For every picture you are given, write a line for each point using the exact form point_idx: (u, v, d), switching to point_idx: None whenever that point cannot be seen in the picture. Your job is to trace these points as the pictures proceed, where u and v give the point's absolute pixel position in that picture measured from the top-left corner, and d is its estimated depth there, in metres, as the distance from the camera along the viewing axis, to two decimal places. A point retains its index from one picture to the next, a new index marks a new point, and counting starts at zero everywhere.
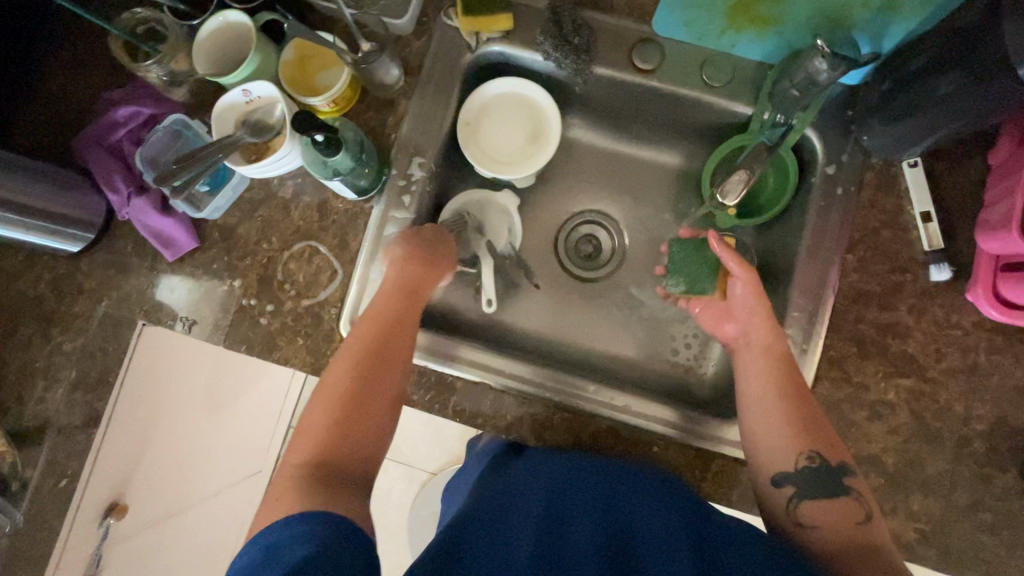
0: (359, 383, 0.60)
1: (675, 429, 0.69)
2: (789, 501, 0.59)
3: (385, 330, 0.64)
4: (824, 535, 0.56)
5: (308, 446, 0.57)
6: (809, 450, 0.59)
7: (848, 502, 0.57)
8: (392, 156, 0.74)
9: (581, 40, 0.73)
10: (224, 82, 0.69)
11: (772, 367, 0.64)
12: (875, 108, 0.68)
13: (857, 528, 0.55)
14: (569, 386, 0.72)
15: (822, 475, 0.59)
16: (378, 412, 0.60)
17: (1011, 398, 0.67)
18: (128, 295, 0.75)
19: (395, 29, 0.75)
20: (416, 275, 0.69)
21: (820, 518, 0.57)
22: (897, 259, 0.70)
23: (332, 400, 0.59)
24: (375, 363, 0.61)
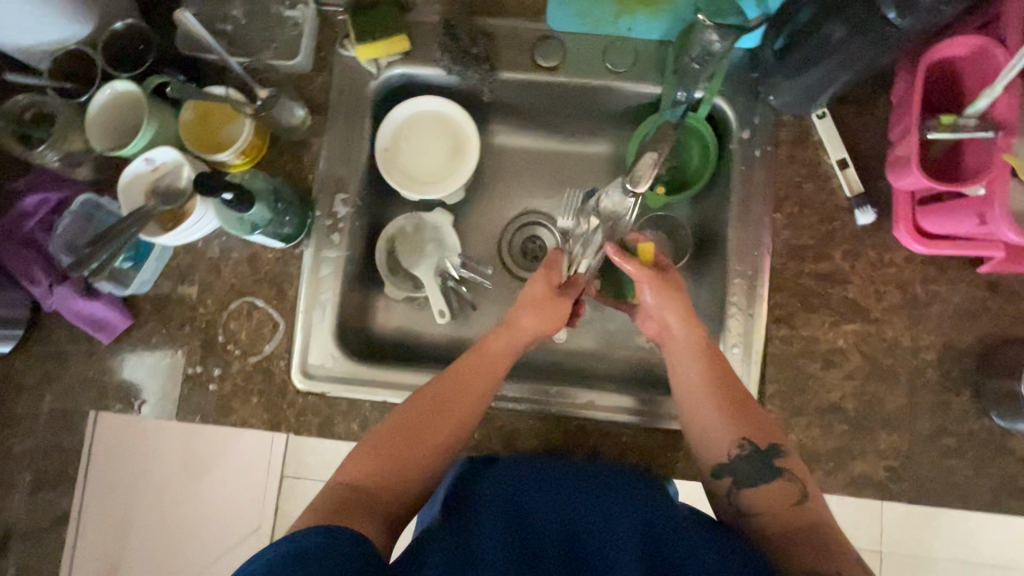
0: (417, 418, 0.61)
1: (636, 416, 0.70)
2: (730, 492, 0.59)
3: (476, 373, 0.64)
4: (767, 522, 0.56)
5: (359, 467, 0.58)
6: (740, 438, 0.60)
7: (782, 483, 0.57)
8: (314, 197, 0.74)
9: (479, 49, 0.73)
10: (124, 154, 0.67)
11: (699, 354, 0.64)
12: (775, 68, 0.69)
13: (794, 511, 0.55)
14: (562, 398, 0.72)
15: (756, 460, 0.59)
16: (431, 448, 0.60)
17: (953, 323, 0.69)
18: (71, 385, 0.73)
19: (294, 71, 0.74)
20: (560, 313, 0.68)
21: (761, 502, 0.57)
22: (823, 209, 0.71)
23: (381, 434, 0.60)
24: (447, 405, 0.62)
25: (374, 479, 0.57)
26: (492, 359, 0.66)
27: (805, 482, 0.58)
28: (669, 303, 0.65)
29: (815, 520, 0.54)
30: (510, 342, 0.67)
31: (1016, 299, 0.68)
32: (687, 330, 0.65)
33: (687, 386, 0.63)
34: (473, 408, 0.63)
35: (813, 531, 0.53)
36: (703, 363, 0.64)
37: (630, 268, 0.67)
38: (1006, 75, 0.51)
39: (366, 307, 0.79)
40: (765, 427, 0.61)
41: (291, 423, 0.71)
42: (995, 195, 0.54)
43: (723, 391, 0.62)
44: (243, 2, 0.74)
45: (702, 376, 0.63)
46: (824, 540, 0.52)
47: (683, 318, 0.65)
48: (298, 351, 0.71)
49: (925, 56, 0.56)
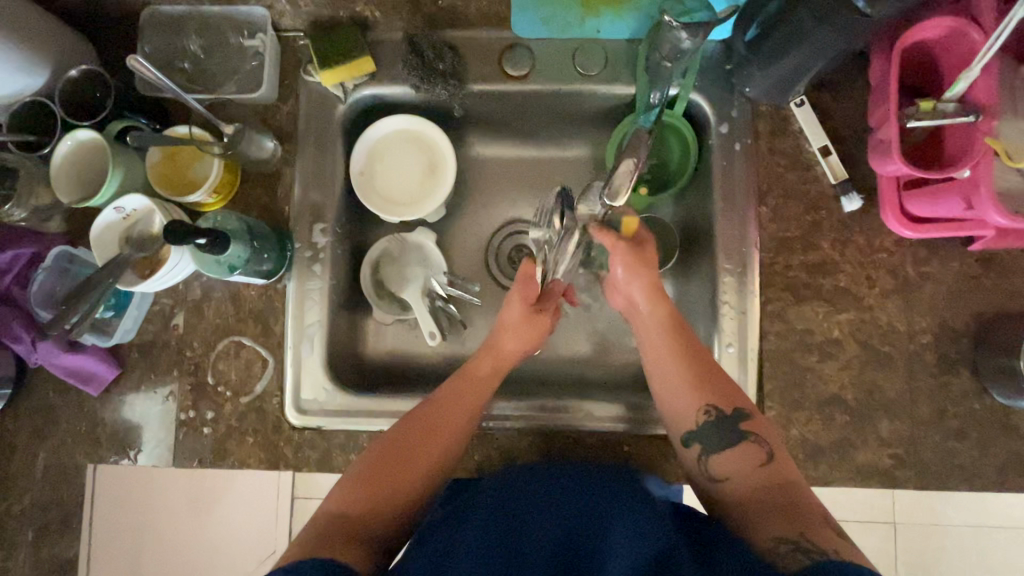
0: (401, 445, 0.62)
1: (633, 423, 0.70)
2: (699, 459, 0.62)
3: (453, 399, 0.66)
4: (734, 487, 0.59)
5: (344, 497, 0.59)
6: (705, 404, 0.62)
7: (747, 446, 0.60)
8: (292, 228, 0.72)
9: (446, 64, 0.71)
10: (94, 204, 0.66)
11: (665, 326, 0.67)
12: (748, 59, 0.67)
13: (760, 472, 0.58)
14: (554, 412, 0.71)
15: (721, 423, 0.62)
16: (415, 474, 0.61)
17: (947, 304, 0.68)
18: (64, 440, 0.72)
19: (258, 101, 0.72)
20: (532, 333, 0.69)
21: (729, 468, 0.60)
22: (809, 198, 0.69)
23: (366, 463, 0.61)
24: (426, 432, 0.63)
25: (360, 506, 0.58)
26: (474, 384, 0.67)
27: (770, 443, 0.60)
28: (636, 272, 0.67)
29: (779, 480, 0.57)
30: (491, 368, 0.68)
31: (1009, 274, 0.67)
32: (651, 297, 0.67)
33: (654, 355, 0.67)
34: (458, 434, 0.64)
35: (778, 490, 0.56)
36: (685, 364, 0.64)
37: (607, 240, 0.67)
38: (984, 56, 0.49)
39: (356, 334, 0.78)
40: (734, 392, 0.63)
41: (289, 460, 0.70)
42: (981, 177, 0.52)
43: (691, 359, 0.64)
44: (199, 34, 0.71)
45: (681, 363, 0.65)
46: (789, 499, 0.55)
47: (647, 290, 0.67)
48: (290, 387, 0.71)
49: (900, 41, 0.55)
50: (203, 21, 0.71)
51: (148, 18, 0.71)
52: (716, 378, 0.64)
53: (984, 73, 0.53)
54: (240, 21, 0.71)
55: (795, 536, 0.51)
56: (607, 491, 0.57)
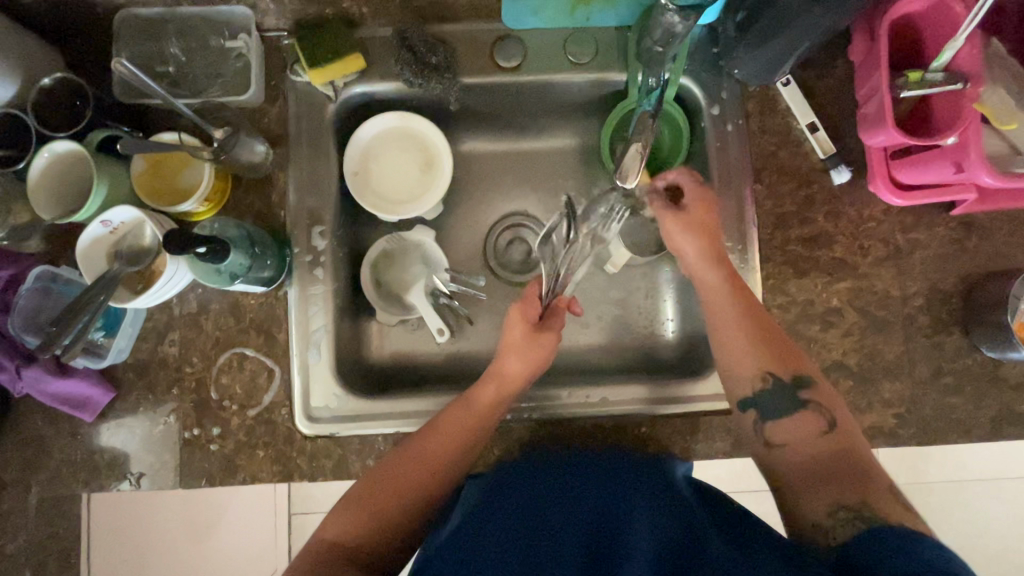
0: (391, 473, 0.62)
1: (652, 403, 0.71)
2: (757, 424, 0.61)
3: (464, 427, 0.64)
4: (787, 459, 0.58)
5: (342, 522, 0.59)
6: (765, 370, 0.61)
7: (809, 414, 0.58)
8: (289, 233, 0.70)
9: (438, 58, 0.70)
10: (78, 219, 0.62)
11: (717, 289, 0.66)
12: (736, 41, 0.69)
13: (812, 442, 0.57)
14: (545, 400, 0.72)
15: (778, 395, 0.60)
16: (411, 496, 0.61)
17: (935, 268, 0.71)
18: (57, 471, 0.68)
19: (245, 105, 0.70)
20: (534, 360, 0.68)
21: (787, 434, 0.59)
22: (801, 174, 0.72)
23: (359, 488, 0.61)
24: (432, 460, 0.62)
25: (359, 534, 0.59)
26: (478, 408, 0.66)
27: (831, 410, 0.58)
28: (692, 233, 0.67)
29: (838, 446, 0.56)
30: (498, 393, 0.67)
31: (989, 235, 0.71)
32: (719, 270, 0.66)
33: (722, 313, 0.64)
34: (456, 458, 0.63)
35: (836, 457, 0.55)
36: (755, 343, 0.62)
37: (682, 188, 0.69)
38: (969, 27, 0.52)
39: (360, 338, 0.77)
40: (791, 357, 0.61)
41: (304, 471, 0.68)
42: (969, 142, 0.55)
43: (756, 325, 0.63)
44: (179, 37, 0.69)
45: (751, 335, 0.62)
46: (851, 469, 0.53)
47: (709, 256, 0.66)
48: (299, 397, 0.69)
49: (887, 16, 0.58)
50: (181, 23, 0.68)
51: (124, 22, 0.67)
52: (774, 345, 0.62)
53: (966, 44, 0.55)
54: (221, 22, 0.69)
55: (855, 507, 0.50)
56: (637, 491, 0.56)
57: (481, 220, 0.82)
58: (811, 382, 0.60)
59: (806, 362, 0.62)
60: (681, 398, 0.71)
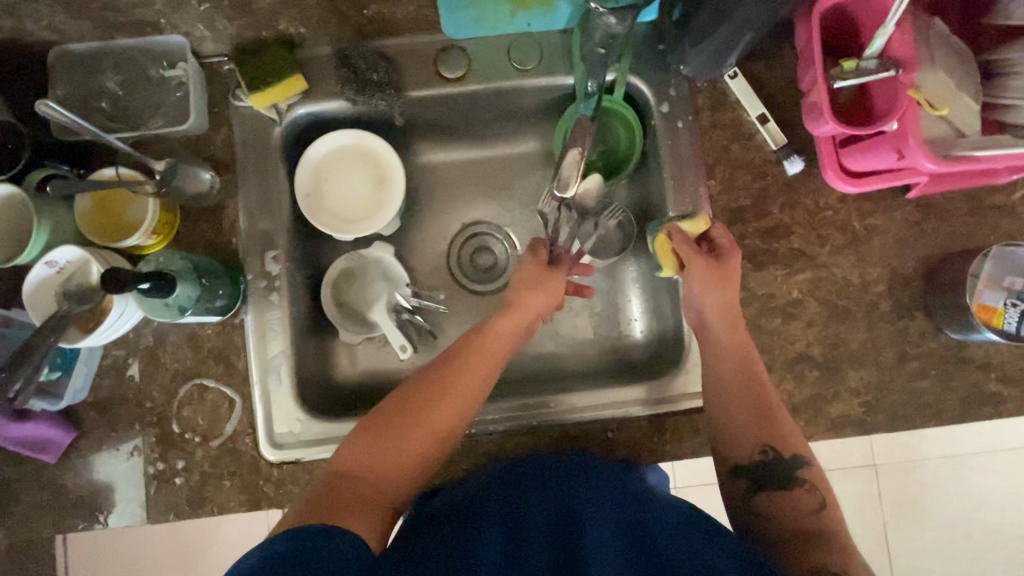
0: (413, 406, 0.58)
1: (647, 404, 0.70)
2: (747, 494, 0.60)
3: (481, 356, 0.63)
4: (781, 525, 0.57)
5: (356, 453, 0.55)
6: (763, 443, 0.60)
7: (803, 492, 0.58)
8: (243, 260, 0.70)
9: (380, 75, 0.70)
10: (22, 262, 0.62)
11: (737, 352, 0.64)
12: (679, 38, 0.69)
13: (809, 520, 0.56)
14: (539, 408, 0.71)
15: (777, 468, 0.59)
16: (421, 439, 0.57)
17: (894, 253, 0.70)
18: (23, 515, 0.67)
19: (189, 134, 0.69)
20: (545, 288, 0.68)
21: (777, 508, 0.58)
22: (754, 166, 0.71)
23: (377, 418, 0.58)
24: (447, 388, 0.60)
25: (373, 467, 0.55)
26: (501, 342, 0.64)
27: (823, 490, 0.59)
28: (712, 289, 0.64)
29: (828, 527, 0.56)
30: (512, 325, 0.66)
31: (948, 216, 0.70)
32: (738, 336, 0.64)
33: (723, 367, 0.64)
34: (475, 392, 0.61)
35: (823, 534, 0.55)
36: (745, 401, 0.62)
37: (718, 236, 0.67)
38: (897, 12, 0.51)
39: (325, 359, 0.76)
40: (788, 431, 0.61)
41: (272, 498, 0.67)
42: (908, 128, 0.54)
43: (765, 395, 0.62)
44: (116, 70, 0.68)
45: (753, 401, 0.61)
46: (835, 542, 0.54)
47: (722, 309, 0.64)
48: (262, 425, 0.68)
49: (818, 6, 0.57)
50: (117, 56, 0.68)
51: (58, 59, 0.66)
52: (779, 421, 0.61)
53: (897, 30, 0.55)
54: (158, 52, 0.68)
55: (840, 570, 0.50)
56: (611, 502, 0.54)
57: (443, 232, 0.82)
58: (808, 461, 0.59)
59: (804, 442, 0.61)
60: (682, 398, 0.70)
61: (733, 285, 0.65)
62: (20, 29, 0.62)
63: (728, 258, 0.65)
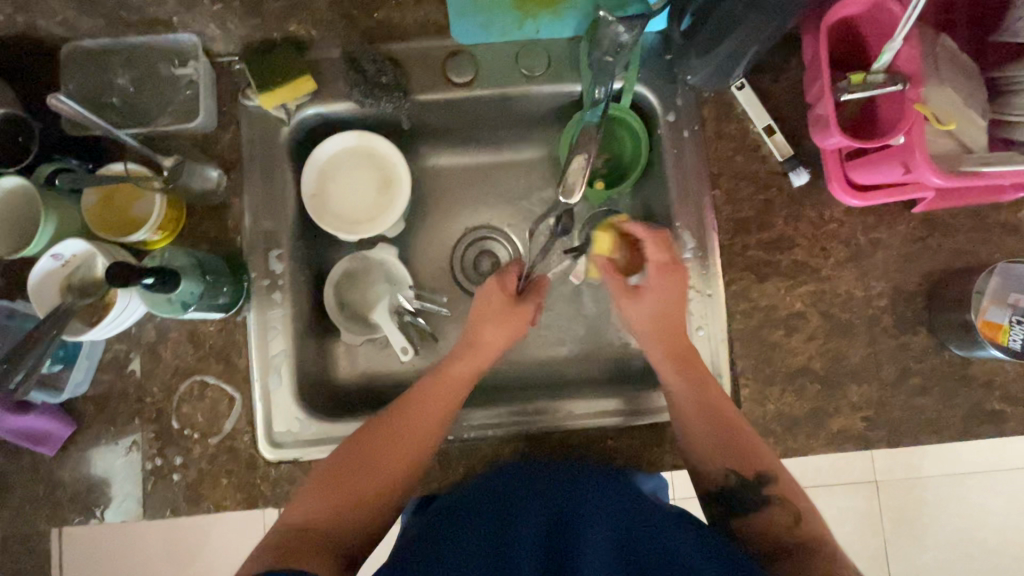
0: (360, 458, 0.61)
1: (625, 416, 0.70)
2: (727, 516, 0.60)
3: (433, 404, 0.64)
4: (762, 535, 0.57)
5: (308, 505, 0.58)
6: (730, 470, 0.61)
7: (777, 508, 0.58)
8: (246, 258, 0.70)
9: (388, 78, 0.70)
10: (28, 254, 0.62)
11: (699, 392, 0.64)
12: (686, 48, 0.69)
13: (790, 533, 0.56)
14: (535, 417, 0.71)
15: (744, 490, 0.60)
16: (371, 488, 0.60)
17: (898, 268, 0.70)
18: (19, 508, 0.68)
19: (198, 131, 0.70)
20: (507, 327, 0.69)
21: (756, 526, 0.58)
22: (759, 178, 0.71)
23: (328, 469, 0.60)
24: (396, 440, 0.62)
25: (326, 517, 0.57)
26: (450, 382, 0.66)
27: (796, 504, 0.59)
28: (655, 307, 0.67)
29: (810, 536, 0.56)
30: (471, 366, 0.67)
31: (952, 232, 0.70)
32: (697, 368, 0.65)
33: (682, 397, 0.64)
34: (425, 440, 0.63)
35: (810, 544, 0.55)
36: (717, 432, 0.62)
37: (651, 249, 0.67)
38: (906, 26, 0.51)
39: (324, 360, 0.76)
40: (755, 453, 0.61)
41: (268, 497, 0.67)
42: (915, 144, 0.54)
43: (726, 421, 0.62)
44: (127, 67, 0.69)
45: (715, 420, 0.62)
46: (823, 552, 0.54)
47: (666, 332, 0.67)
48: (261, 423, 0.68)
49: (825, 19, 0.57)
50: (128, 53, 0.69)
51: (70, 55, 0.67)
52: (739, 435, 0.62)
53: (905, 44, 0.55)
54: (169, 50, 0.69)
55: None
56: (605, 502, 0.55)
57: (446, 236, 0.82)
58: (774, 478, 0.60)
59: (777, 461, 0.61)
60: (662, 410, 0.70)
61: (675, 303, 0.67)
62: (34, 24, 0.63)
63: (664, 254, 0.67)
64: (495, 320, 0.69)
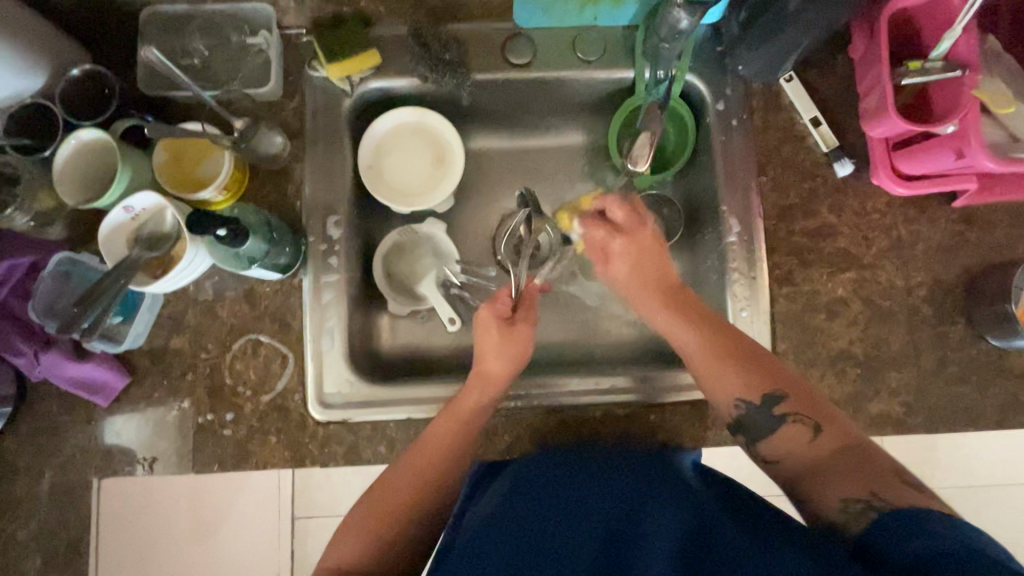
0: (381, 498, 0.61)
1: (644, 393, 0.71)
2: (750, 445, 0.61)
3: (452, 432, 0.64)
4: (786, 461, 0.58)
5: (343, 544, 0.60)
6: (737, 398, 0.60)
7: (793, 426, 0.58)
8: (305, 223, 0.72)
9: (450, 54, 0.73)
10: (101, 205, 0.64)
11: (703, 342, 0.63)
12: (738, 39, 0.71)
13: (812, 449, 0.56)
14: (553, 387, 0.72)
15: (758, 413, 0.59)
16: (401, 519, 0.60)
17: (939, 260, 0.72)
18: (71, 457, 0.69)
19: (264, 97, 0.72)
20: (516, 353, 0.68)
21: (781, 450, 0.58)
22: (804, 167, 0.73)
23: (356, 512, 0.61)
24: (425, 474, 0.62)
25: (363, 554, 0.59)
26: (460, 415, 0.65)
27: (813, 416, 0.58)
28: (634, 259, 0.68)
29: (837, 445, 0.55)
30: (482, 396, 0.67)
31: (991, 227, 0.72)
32: (695, 308, 0.65)
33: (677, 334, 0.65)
34: (444, 465, 0.63)
35: (841, 455, 0.54)
36: (728, 368, 0.61)
37: (600, 234, 0.70)
38: (966, 17, 0.53)
39: (371, 329, 0.78)
40: (766, 371, 0.60)
41: (316, 457, 0.68)
42: (968, 130, 0.56)
43: (728, 354, 0.62)
44: (202, 34, 0.71)
45: (715, 354, 0.62)
46: (859, 459, 0.53)
47: (640, 279, 0.68)
48: (312, 383, 0.69)
49: (887, 8, 0.59)
50: (202, 21, 0.71)
51: (150, 19, 0.71)
52: (742, 367, 0.61)
53: (964, 34, 0.58)
54: (242, 19, 0.71)
55: (866, 495, 0.50)
56: (650, 497, 0.53)
57: (492, 216, 0.84)
58: (783, 397, 0.59)
59: (788, 378, 0.60)
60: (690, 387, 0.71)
61: (655, 247, 0.69)
62: None
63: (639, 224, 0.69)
64: (493, 349, 0.68)
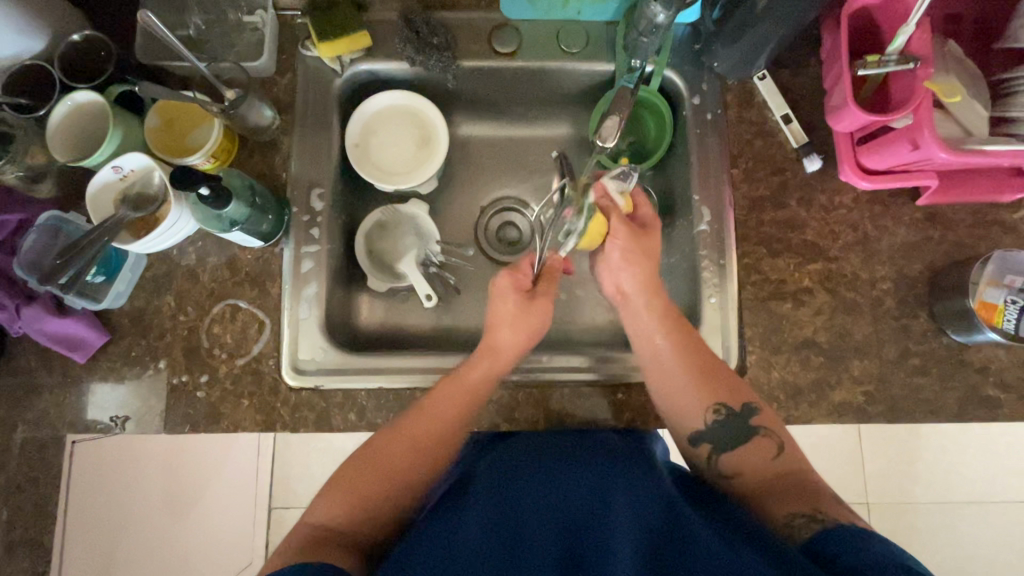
0: (368, 465, 0.60)
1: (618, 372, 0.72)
2: (711, 456, 0.62)
3: (460, 405, 0.64)
4: (748, 475, 0.60)
5: (330, 505, 0.58)
6: (712, 404, 0.62)
7: (762, 440, 0.60)
8: (289, 195, 0.74)
9: (439, 39, 0.76)
10: (89, 164, 0.66)
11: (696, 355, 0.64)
12: (714, 36, 0.75)
13: (771, 466, 0.59)
14: (525, 363, 0.73)
15: (733, 421, 0.61)
16: (387, 487, 0.60)
17: (902, 255, 0.74)
18: (44, 413, 0.70)
19: (258, 71, 0.75)
20: (529, 327, 0.67)
21: (740, 463, 0.60)
22: (774, 161, 0.76)
23: (345, 472, 0.60)
24: (429, 443, 0.62)
25: (343, 517, 0.57)
26: (465, 389, 0.65)
27: (779, 435, 0.61)
28: (639, 257, 0.67)
29: (792, 467, 0.59)
30: (490, 370, 0.66)
31: (953, 226, 0.75)
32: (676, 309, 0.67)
33: (651, 347, 0.65)
34: (446, 433, 0.63)
35: (795, 475, 0.58)
36: (701, 378, 0.63)
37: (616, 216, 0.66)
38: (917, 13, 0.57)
39: (350, 304, 0.79)
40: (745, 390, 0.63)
41: (286, 422, 0.69)
42: (921, 121, 0.59)
43: (720, 362, 0.64)
44: (200, 10, 0.74)
45: (694, 368, 0.63)
46: (800, 484, 0.57)
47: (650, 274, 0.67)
48: (287, 349, 0.71)
49: (846, 7, 0.63)
50: None
51: None
52: (719, 378, 0.63)
53: (918, 30, 0.61)
54: None
55: (810, 511, 0.53)
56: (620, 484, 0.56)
57: (475, 203, 0.86)
58: (757, 409, 0.62)
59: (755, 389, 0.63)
60: None
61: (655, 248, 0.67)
62: None
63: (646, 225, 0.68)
64: (518, 325, 0.67)
